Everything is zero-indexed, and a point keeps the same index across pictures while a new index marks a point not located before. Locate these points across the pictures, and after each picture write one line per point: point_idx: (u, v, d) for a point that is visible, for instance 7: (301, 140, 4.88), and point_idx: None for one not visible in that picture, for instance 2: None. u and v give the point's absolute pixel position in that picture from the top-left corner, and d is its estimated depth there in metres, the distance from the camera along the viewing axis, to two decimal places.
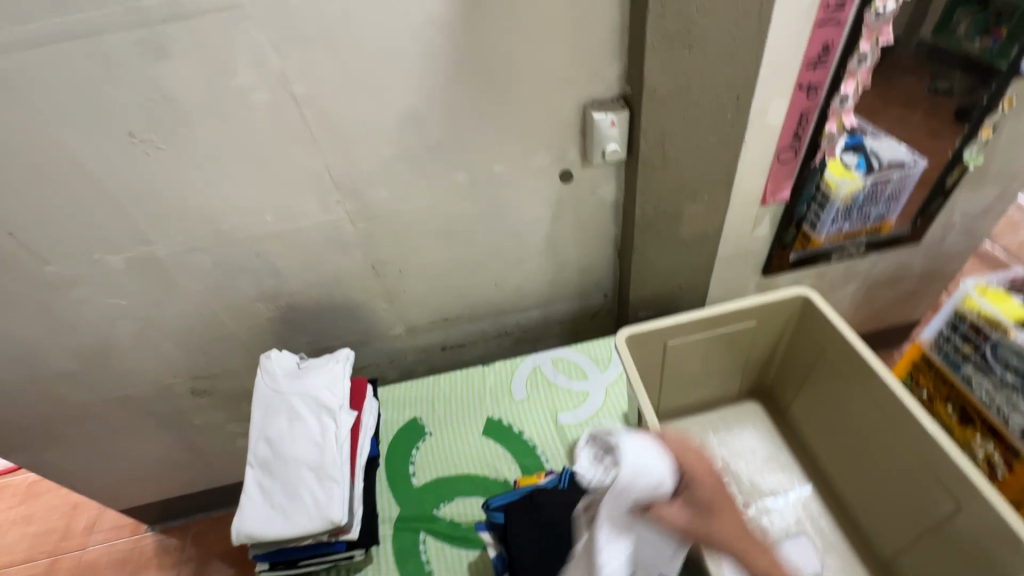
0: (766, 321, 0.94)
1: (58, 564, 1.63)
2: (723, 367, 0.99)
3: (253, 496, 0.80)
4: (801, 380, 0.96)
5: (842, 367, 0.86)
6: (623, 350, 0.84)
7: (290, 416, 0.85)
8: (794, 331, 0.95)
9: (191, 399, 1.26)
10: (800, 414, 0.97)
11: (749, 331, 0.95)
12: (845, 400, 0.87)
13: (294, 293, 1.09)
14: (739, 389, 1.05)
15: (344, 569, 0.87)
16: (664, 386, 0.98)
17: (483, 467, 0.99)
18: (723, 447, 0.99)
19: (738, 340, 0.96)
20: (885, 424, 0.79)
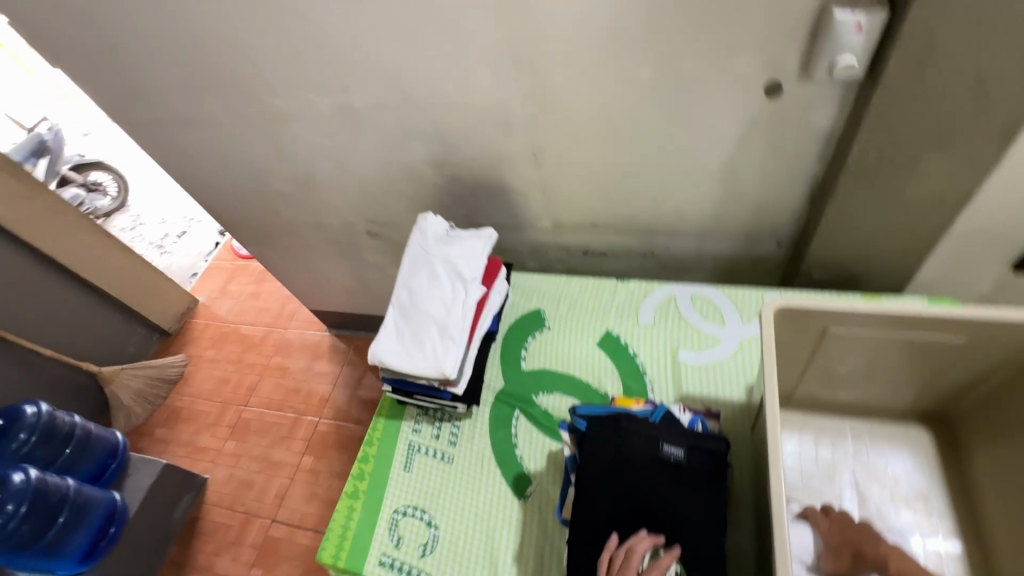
0: (984, 346, 0.68)
1: (270, 335, 2.17)
2: (896, 380, 0.77)
3: (389, 330, 0.93)
4: (1004, 430, 0.70)
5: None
6: (766, 324, 0.70)
7: (431, 276, 0.95)
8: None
9: (366, 239, 1.47)
10: (984, 470, 0.72)
11: (950, 350, 0.70)
12: None
13: (458, 165, 1.15)
14: (909, 408, 0.81)
15: (447, 413, 1.01)
16: (806, 373, 0.80)
17: (588, 374, 1.01)
18: (860, 463, 0.79)
19: (931, 356, 0.72)
20: None
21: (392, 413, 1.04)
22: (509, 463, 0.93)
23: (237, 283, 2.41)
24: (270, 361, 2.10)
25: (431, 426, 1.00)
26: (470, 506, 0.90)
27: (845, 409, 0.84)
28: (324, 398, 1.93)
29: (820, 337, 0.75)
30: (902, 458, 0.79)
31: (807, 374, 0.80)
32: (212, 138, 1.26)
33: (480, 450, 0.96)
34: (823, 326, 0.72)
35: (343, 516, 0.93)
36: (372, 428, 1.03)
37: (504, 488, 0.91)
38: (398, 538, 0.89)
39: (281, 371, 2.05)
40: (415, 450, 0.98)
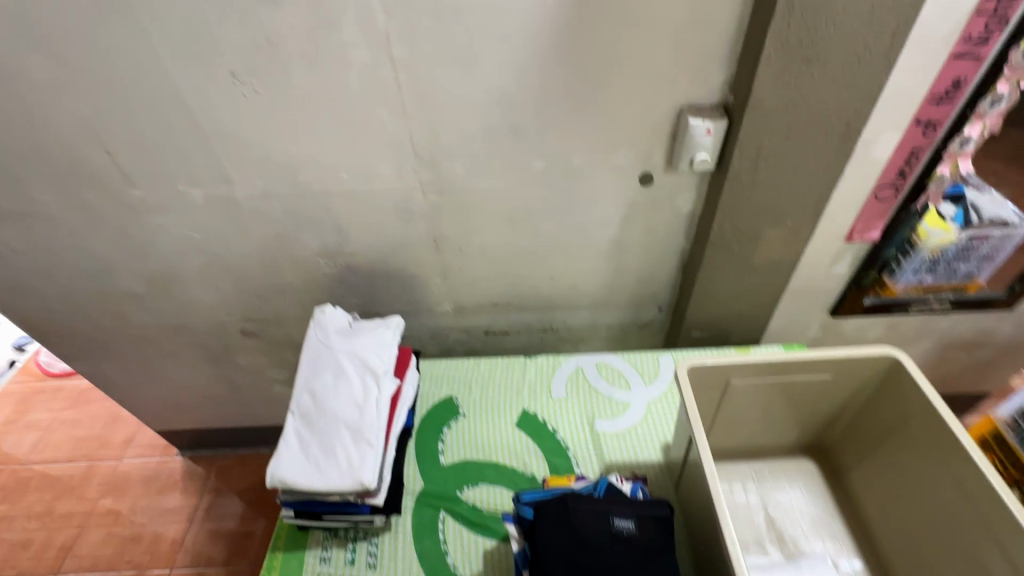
0: (844, 382, 0.82)
1: (95, 471, 1.73)
2: (784, 420, 0.88)
3: (290, 442, 0.81)
4: (869, 448, 0.83)
5: (931, 446, 0.72)
6: (684, 383, 0.77)
7: (336, 374, 0.87)
8: (875, 393, 0.81)
9: (240, 339, 1.30)
10: (863, 491, 0.84)
11: (822, 387, 0.83)
12: (924, 481, 0.74)
13: (353, 254, 1.10)
14: (795, 442, 0.92)
15: (361, 531, 0.88)
16: (715, 425, 0.88)
17: (512, 458, 0.98)
18: (769, 502, 0.87)
19: (806, 396, 0.84)
20: (966, 513, 0.67)
21: (292, 544, 0.88)
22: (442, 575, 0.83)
23: (45, 409, 1.91)
24: (95, 505, 1.65)
25: (343, 550, 0.86)
26: None
27: (745, 454, 0.92)
28: (177, 541, 1.56)
29: (724, 392, 0.83)
30: (799, 490, 0.88)
31: (715, 427, 0.88)
32: (36, 235, 1.04)
33: (406, 568, 0.84)
34: (725, 380, 0.82)
35: None
36: (267, 568, 0.85)
37: None
38: None
39: (112, 516, 1.62)
40: None
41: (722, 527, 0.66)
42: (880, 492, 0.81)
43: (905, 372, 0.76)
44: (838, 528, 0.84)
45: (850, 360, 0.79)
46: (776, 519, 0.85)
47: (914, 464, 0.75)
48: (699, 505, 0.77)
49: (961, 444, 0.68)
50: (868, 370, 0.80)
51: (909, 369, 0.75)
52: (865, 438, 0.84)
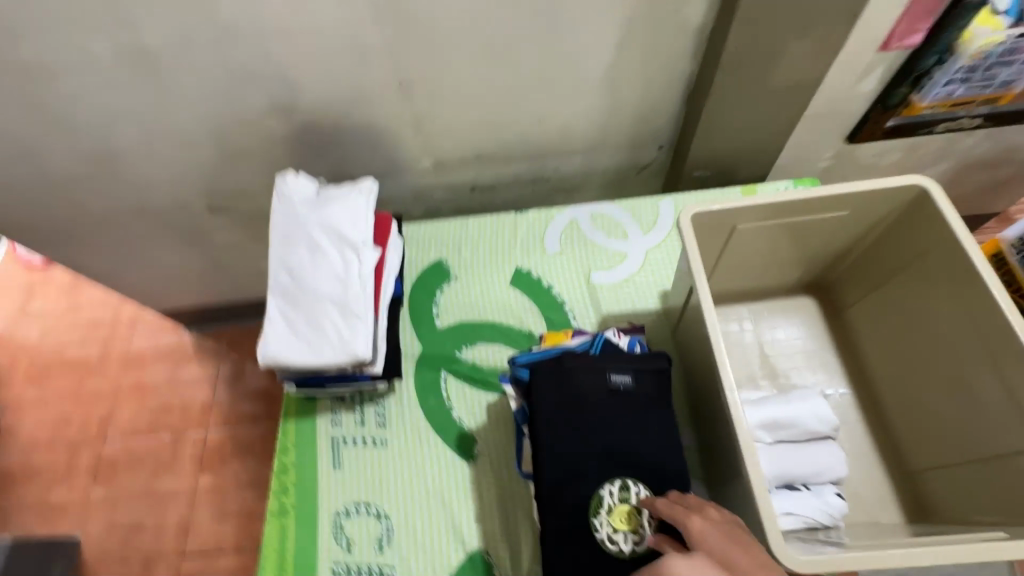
0: (861, 218, 0.75)
1: (109, 352, 1.77)
2: (788, 260, 0.84)
3: (276, 323, 0.78)
4: (876, 284, 0.80)
5: (945, 279, 0.69)
6: (688, 234, 0.70)
7: (312, 248, 0.80)
8: (892, 227, 0.75)
9: (209, 216, 1.21)
10: (861, 325, 0.84)
11: (836, 225, 0.77)
12: (927, 314, 0.72)
13: (309, 109, 0.95)
14: (797, 281, 0.89)
15: (366, 395, 0.90)
16: (717, 271, 0.84)
17: (507, 316, 0.97)
18: (765, 341, 0.87)
19: (817, 235, 0.79)
20: (968, 343, 0.66)
21: (302, 411, 0.91)
22: (449, 428, 0.87)
23: (41, 297, 1.88)
24: (120, 382, 1.72)
25: (352, 414, 0.90)
26: (417, 483, 0.84)
27: (744, 296, 0.91)
28: (206, 406, 1.65)
29: (729, 236, 0.78)
30: (796, 327, 0.88)
31: (716, 272, 0.85)
32: None
33: (414, 424, 0.88)
34: (732, 225, 0.75)
35: (277, 538, 0.82)
36: (283, 434, 0.89)
37: (451, 454, 0.85)
38: (348, 541, 0.81)
39: (138, 390, 1.70)
40: (340, 444, 0.88)
41: (721, 375, 0.64)
42: (878, 324, 0.81)
43: (933, 203, 0.68)
44: (830, 358, 0.85)
45: (874, 195, 0.71)
46: (770, 356, 0.86)
47: (922, 297, 0.72)
48: (699, 352, 0.76)
49: (979, 276, 0.63)
50: (890, 203, 0.72)
51: (938, 200, 0.67)
52: (872, 274, 0.81)
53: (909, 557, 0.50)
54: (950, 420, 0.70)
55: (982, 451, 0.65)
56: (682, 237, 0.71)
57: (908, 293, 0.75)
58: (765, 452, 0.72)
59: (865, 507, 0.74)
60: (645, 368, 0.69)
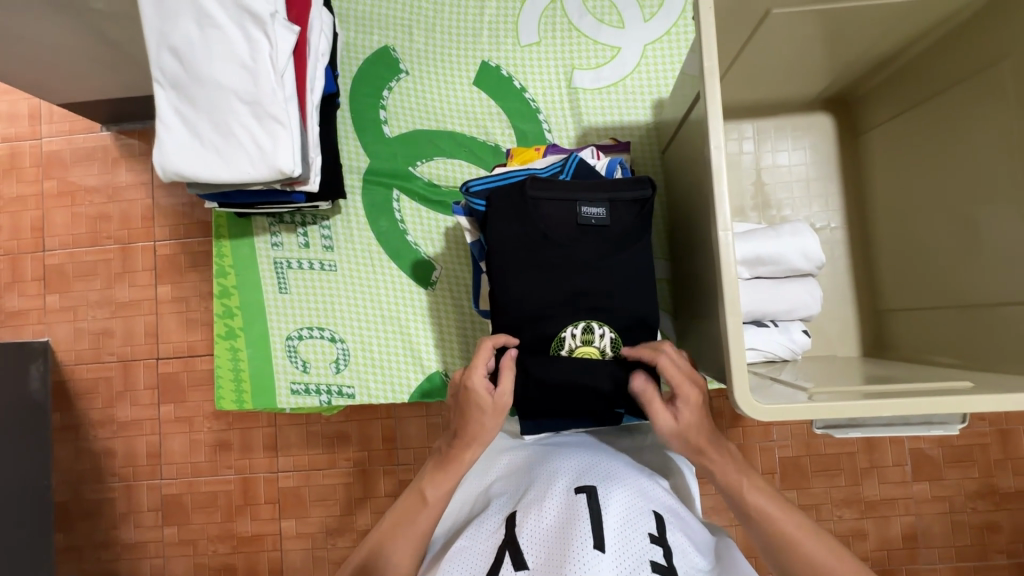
0: (935, 6, 0.56)
1: (20, 152, 1.46)
2: (816, 64, 0.68)
3: (172, 126, 0.62)
4: (911, 101, 0.66)
5: (1008, 96, 0.54)
6: (705, 15, 0.52)
7: (201, 20, 0.60)
8: (967, 20, 0.57)
9: None
10: (879, 149, 0.72)
11: (897, 15, 0.58)
12: (967, 139, 0.59)
13: None
14: (818, 91, 0.74)
15: (309, 215, 0.79)
16: (733, 70, 0.68)
17: (469, 125, 0.81)
18: (763, 168, 0.77)
19: (870, 27, 0.60)
20: (1005, 177, 0.55)
21: (236, 232, 0.80)
22: (404, 253, 0.79)
23: None
24: (43, 188, 1.45)
25: (294, 235, 0.80)
26: (371, 307, 0.79)
27: (751, 110, 0.77)
28: (147, 215, 1.43)
29: (756, 24, 0.60)
30: (803, 150, 0.77)
31: (728, 72, 0.68)
32: None
33: (364, 247, 0.79)
34: (764, 8, 0.57)
35: (228, 359, 0.79)
36: (218, 255, 0.80)
37: (407, 280, 0.79)
38: (304, 363, 0.79)
39: (68, 197, 1.44)
40: (284, 267, 0.80)
41: (716, 208, 0.52)
42: (899, 152, 0.69)
43: None
44: (830, 189, 0.76)
45: None
46: (766, 185, 0.77)
47: (965, 118, 0.59)
48: (691, 179, 0.65)
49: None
50: None
51: None
52: (914, 84, 0.65)
53: (860, 408, 0.48)
54: (946, 261, 0.63)
55: (968, 298, 0.60)
56: (697, 19, 0.53)
57: (953, 111, 0.61)
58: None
59: (826, 341, 0.75)
60: (619, 199, 0.59)
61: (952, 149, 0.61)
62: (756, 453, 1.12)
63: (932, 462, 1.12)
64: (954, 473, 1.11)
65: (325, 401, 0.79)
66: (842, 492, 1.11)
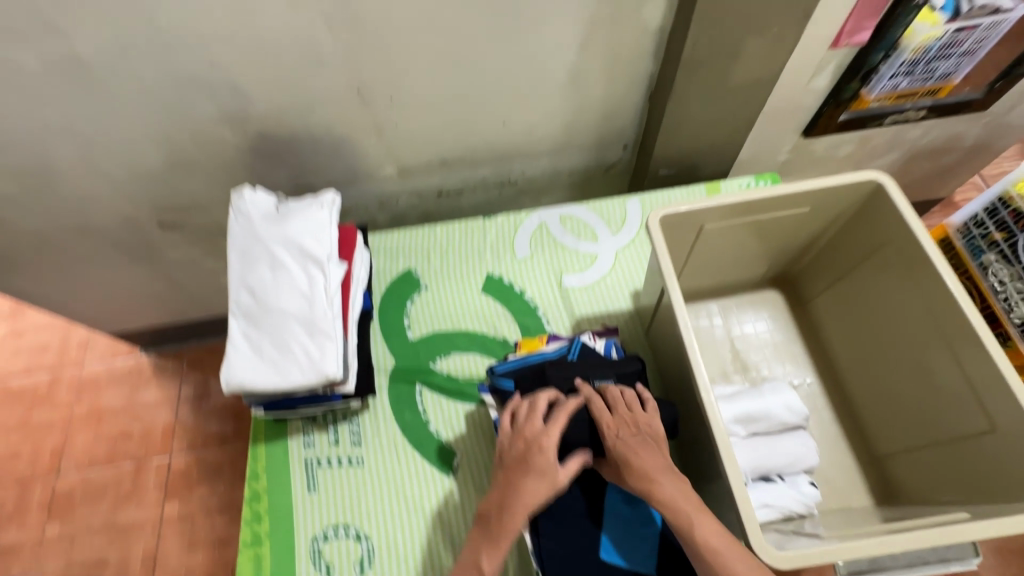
0: (821, 213, 0.77)
1: (59, 379, 1.57)
2: (754, 257, 0.87)
3: (239, 347, 0.75)
4: (835, 277, 0.83)
5: (898, 268, 0.71)
6: (656, 235, 0.70)
7: (273, 266, 0.77)
8: (849, 221, 0.77)
9: (160, 234, 1.12)
10: (828, 315, 0.86)
11: (797, 221, 0.78)
12: (885, 301, 0.74)
13: (263, 118, 0.91)
14: (763, 275, 0.91)
15: (340, 413, 0.88)
16: (688, 265, 0.85)
17: (480, 323, 0.96)
18: (736, 337, 0.89)
19: (782, 229, 0.80)
20: (924, 327, 0.69)
21: (272, 434, 0.87)
22: (428, 442, 0.85)
23: None
24: (72, 411, 1.53)
25: (325, 433, 0.87)
26: (396, 500, 0.82)
27: (714, 292, 0.93)
28: (168, 430, 1.48)
29: (697, 236, 0.79)
30: (765, 320, 0.91)
31: (686, 269, 0.86)
32: None
33: (390, 439, 0.86)
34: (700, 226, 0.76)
35: (250, 570, 0.78)
36: (253, 459, 0.86)
37: (430, 469, 0.84)
38: (327, 567, 0.78)
39: (94, 418, 1.52)
40: (314, 465, 0.85)
41: (695, 371, 0.63)
42: (842, 313, 0.83)
43: (887, 195, 0.70)
44: (799, 351, 0.88)
45: (829, 189, 0.72)
46: (741, 351, 0.88)
47: (877, 286, 0.75)
48: (674, 351, 0.77)
49: (930, 263, 0.66)
50: (846, 197, 0.74)
51: (891, 191, 0.69)
52: (831, 263, 0.83)
53: (880, 545, 0.51)
54: (914, 401, 0.72)
55: (949, 432, 0.66)
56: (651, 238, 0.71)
57: (867, 280, 0.77)
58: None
59: (838, 492, 0.77)
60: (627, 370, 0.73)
61: (880, 309, 0.76)
62: None
63: None
64: None
65: None
66: None
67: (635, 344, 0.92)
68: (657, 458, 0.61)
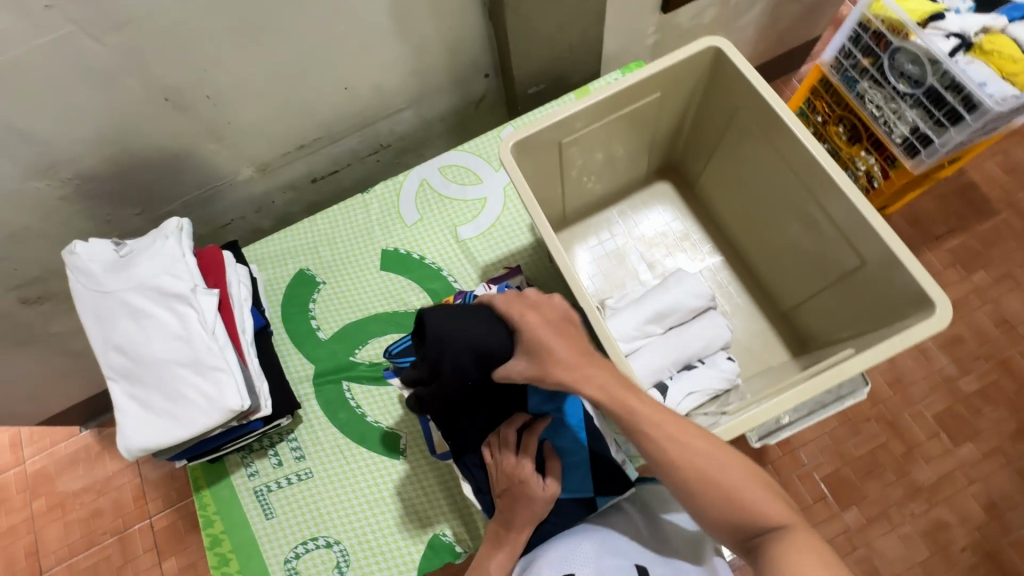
0: (675, 94, 0.76)
1: (7, 482, 1.45)
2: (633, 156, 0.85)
3: (130, 411, 0.70)
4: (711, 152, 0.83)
5: (756, 130, 0.73)
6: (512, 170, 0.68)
7: (135, 317, 0.71)
8: (704, 95, 0.77)
9: (30, 312, 1.02)
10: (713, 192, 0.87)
11: (657, 108, 0.77)
12: (754, 165, 0.76)
13: (75, 158, 0.80)
14: (649, 170, 0.90)
15: (274, 435, 0.85)
16: (569, 183, 0.83)
17: (389, 302, 0.92)
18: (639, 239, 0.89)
19: (647, 121, 0.78)
20: (791, 181, 0.71)
21: (213, 477, 0.84)
22: (369, 434, 0.84)
23: None
24: (31, 509, 1.43)
25: (266, 459, 0.84)
26: (356, 498, 0.81)
27: (608, 200, 0.91)
28: (139, 495, 1.42)
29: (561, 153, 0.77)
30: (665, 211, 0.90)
31: (569, 188, 0.84)
32: None
33: (333, 443, 0.84)
34: (558, 144, 0.75)
35: None
36: (201, 508, 0.83)
37: (380, 458, 0.83)
38: None
39: (57, 507, 1.42)
40: (265, 492, 0.83)
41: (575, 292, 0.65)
42: (724, 186, 0.84)
43: (728, 59, 0.70)
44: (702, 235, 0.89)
45: (672, 69, 0.71)
46: (644, 250, 0.88)
47: (745, 153, 0.77)
48: None
49: (781, 119, 0.67)
50: (693, 71, 0.73)
51: (731, 55, 0.69)
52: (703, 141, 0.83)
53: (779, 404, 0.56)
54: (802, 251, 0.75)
55: (837, 272, 0.70)
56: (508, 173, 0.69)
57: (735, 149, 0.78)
58: (636, 355, 0.75)
59: (757, 356, 0.80)
60: None
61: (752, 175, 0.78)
62: (797, 484, 1.09)
63: (960, 421, 1.10)
64: (986, 421, 1.09)
65: None
66: (899, 488, 1.07)
67: (544, 276, 0.91)
68: (572, 343, 0.57)
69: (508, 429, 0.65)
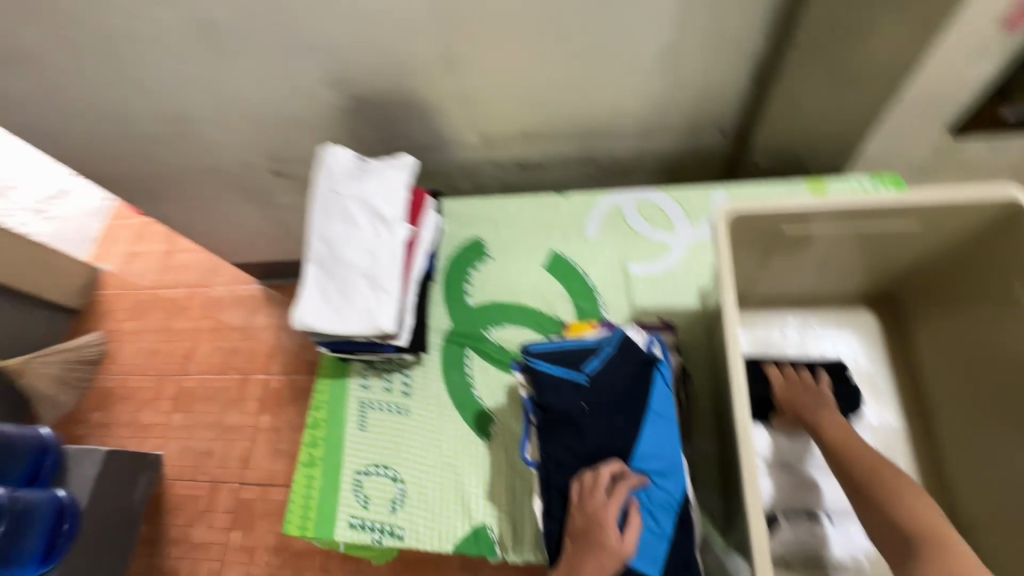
0: (934, 228, 0.67)
1: (194, 296, 1.77)
2: (847, 269, 0.77)
3: (310, 291, 0.82)
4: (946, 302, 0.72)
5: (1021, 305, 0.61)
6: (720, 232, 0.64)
7: (347, 220, 0.83)
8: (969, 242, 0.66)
9: (271, 179, 1.24)
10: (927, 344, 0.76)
11: (904, 235, 0.69)
12: (1000, 340, 0.64)
13: (360, 79, 0.96)
14: (857, 291, 0.81)
15: (395, 363, 0.94)
16: (768, 269, 0.77)
17: (537, 299, 0.96)
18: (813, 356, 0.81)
19: (883, 242, 0.70)
20: None
21: (335, 372, 0.96)
22: (469, 405, 0.89)
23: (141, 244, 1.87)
24: (200, 323, 1.73)
25: (380, 379, 0.94)
26: (434, 453, 0.87)
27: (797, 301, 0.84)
28: (270, 352, 1.65)
29: (774, 237, 0.70)
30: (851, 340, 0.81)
31: (764, 274, 0.78)
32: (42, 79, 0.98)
33: (437, 396, 0.91)
34: (778, 228, 0.69)
35: (303, 487, 0.88)
36: (316, 392, 0.95)
37: (468, 431, 0.88)
38: (365, 499, 0.86)
39: (214, 332, 1.71)
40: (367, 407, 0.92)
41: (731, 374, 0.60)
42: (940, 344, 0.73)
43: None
44: (887, 383, 0.78)
45: (948, 203, 0.62)
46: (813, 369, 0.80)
47: (993, 324, 0.65)
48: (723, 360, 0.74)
49: None
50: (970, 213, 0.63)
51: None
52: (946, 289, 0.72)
53: None
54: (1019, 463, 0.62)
55: None
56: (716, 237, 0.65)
57: (981, 314, 0.67)
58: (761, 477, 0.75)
59: None
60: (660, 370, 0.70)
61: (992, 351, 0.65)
62: None
63: None
64: None
65: (376, 540, 0.84)
66: None
67: (694, 345, 0.86)
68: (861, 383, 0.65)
69: (601, 472, 0.65)
